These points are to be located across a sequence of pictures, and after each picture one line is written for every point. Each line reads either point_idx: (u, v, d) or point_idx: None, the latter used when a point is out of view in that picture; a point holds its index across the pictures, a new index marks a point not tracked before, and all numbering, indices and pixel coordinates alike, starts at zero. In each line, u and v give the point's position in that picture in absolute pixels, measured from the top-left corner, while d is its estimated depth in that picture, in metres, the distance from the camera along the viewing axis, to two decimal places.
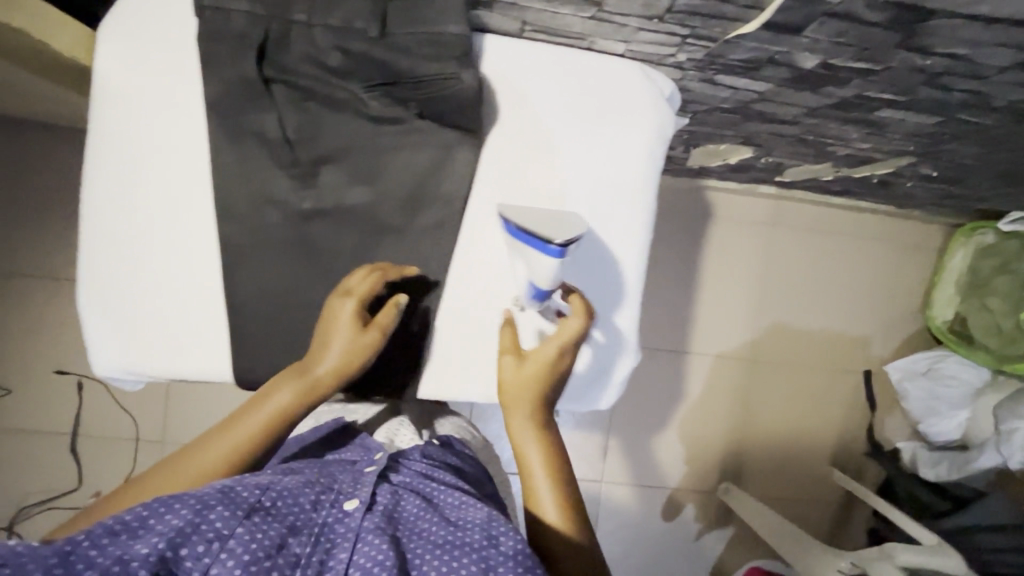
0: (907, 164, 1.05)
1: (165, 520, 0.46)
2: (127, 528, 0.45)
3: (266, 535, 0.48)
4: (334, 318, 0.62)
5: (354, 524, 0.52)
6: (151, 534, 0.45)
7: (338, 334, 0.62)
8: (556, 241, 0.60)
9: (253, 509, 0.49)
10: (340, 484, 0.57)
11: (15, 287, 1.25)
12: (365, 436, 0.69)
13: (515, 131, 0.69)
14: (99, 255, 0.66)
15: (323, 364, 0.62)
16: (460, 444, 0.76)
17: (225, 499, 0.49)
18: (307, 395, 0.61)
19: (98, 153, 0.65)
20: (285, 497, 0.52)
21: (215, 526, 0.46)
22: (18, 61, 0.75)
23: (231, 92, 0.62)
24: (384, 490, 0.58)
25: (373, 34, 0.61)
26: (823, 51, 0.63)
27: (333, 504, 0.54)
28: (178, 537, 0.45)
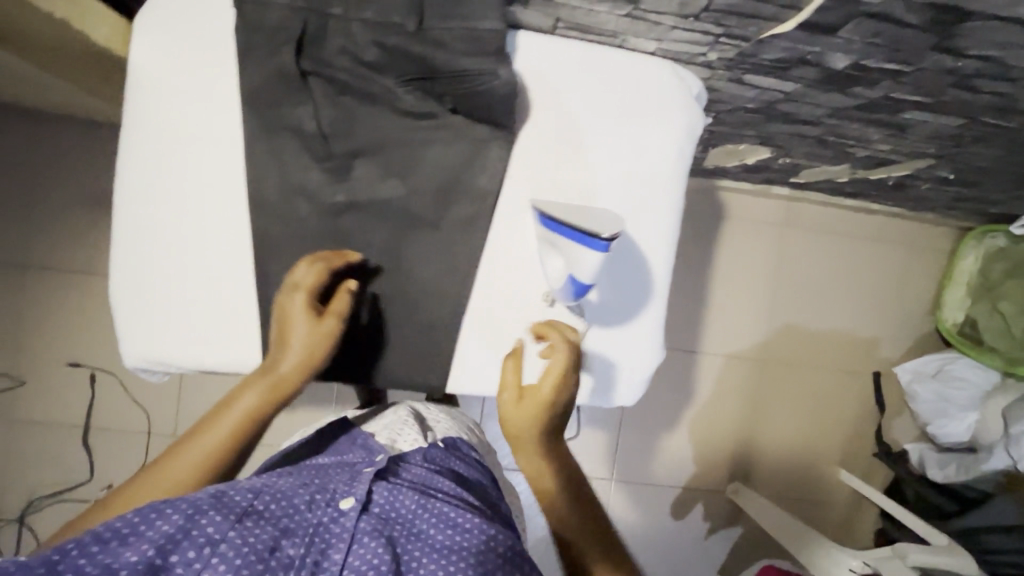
0: (924, 166, 1.05)
1: (156, 526, 0.47)
2: (117, 536, 0.46)
3: (258, 539, 0.49)
4: (288, 318, 0.63)
5: (349, 524, 0.53)
6: (140, 541, 0.46)
7: (296, 332, 0.62)
8: (604, 236, 0.61)
9: (245, 514, 0.51)
10: (336, 483, 0.58)
11: (31, 277, 1.24)
12: (368, 436, 0.70)
13: (548, 127, 0.70)
14: (132, 245, 0.67)
15: (284, 361, 0.62)
16: (465, 445, 0.76)
17: (217, 503, 0.50)
18: (271, 393, 0.62)
19: (133, 144, 0.66)
20: (278, 499, 0.54)
21: (206, 531, 0.48)
22: (49, 51, 0.75)
23: (271, 87, 0.64)
24: (382, 488, 0.59)
25: (410, 28, 0.61)
26: (856, 51, 0.64)
27: (329, 503, 0.55)
28: (168, 544, 0.47)
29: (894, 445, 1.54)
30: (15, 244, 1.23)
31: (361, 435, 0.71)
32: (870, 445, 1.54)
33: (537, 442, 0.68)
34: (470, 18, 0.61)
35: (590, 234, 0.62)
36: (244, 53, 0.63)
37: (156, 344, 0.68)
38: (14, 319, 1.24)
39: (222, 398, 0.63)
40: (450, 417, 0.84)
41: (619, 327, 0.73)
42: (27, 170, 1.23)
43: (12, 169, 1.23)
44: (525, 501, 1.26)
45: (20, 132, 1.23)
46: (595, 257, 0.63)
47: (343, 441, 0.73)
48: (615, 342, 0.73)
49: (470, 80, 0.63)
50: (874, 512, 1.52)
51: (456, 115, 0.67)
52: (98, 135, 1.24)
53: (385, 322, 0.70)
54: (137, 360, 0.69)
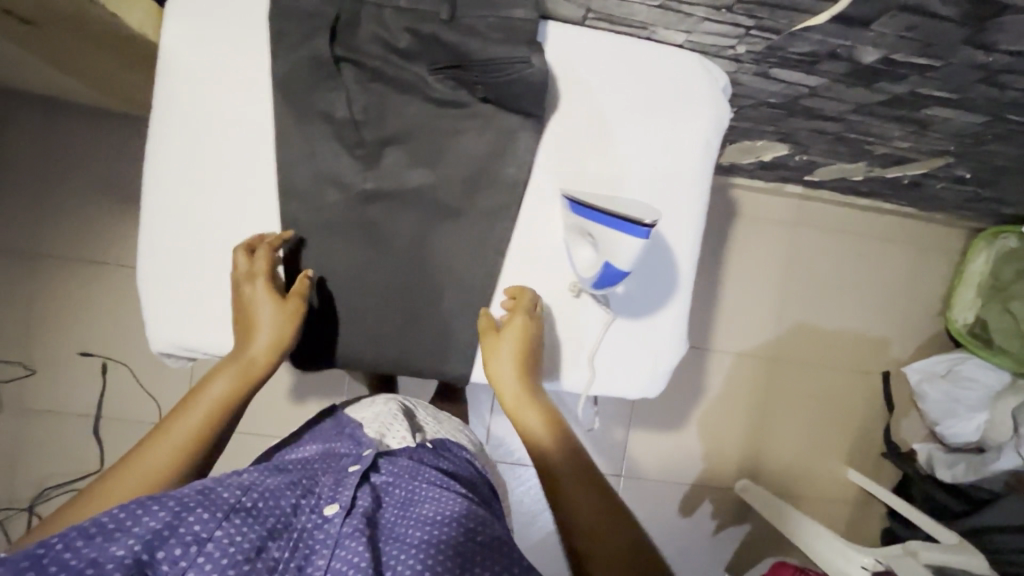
0: (941, 165, 1.06)
1: (143, 522, 0.49)
2: (102, 531, 0.47)
3: (245, 539, 0.51)
4: (252, 303, 0.64)
5: (334, 530, 0.55)
6: (126, 536, 0.48)
7: (264, 315, 0.64)
8: (649, 223, 0.60)
9: (233, 511, 0.52)
10: (322, 487, 0.60)
11: (43, 266, 1.22)
12: (356, 427, 0.71)
13: (576, 117, 0.70)
14: (162, 229, 0.67)
15: (252, 346, 0.64)
16: (455, 446, 0.76)
17: (205, 501, 0.52)
18: (242, 378, 0.64)
19: (165, 128, 0.66)
20: (267, 499, 0.55)
21: (193, 529, 0.50)
22: (73, 32, 0.74)
23: (304, 72, 0.64)
24: (365, 491, 0.60)
25: (444, 16, 0.62)
26: (887, 46, 0.64)
27: (313, 509, 0.57)
28: (155, 540, 0.48)
29: (902, 445, 1.53)
30: (27, 232, 1.21)
31: (349, 425, 0.73)
32: (879, 445, 1.54)
33: (519, 400, 0.67)
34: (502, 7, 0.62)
35: (626, 220, 0.61)
36: (277, 39, 0.64)
37: (184, 330, 0.68)
38: (24, 307, 1.22)
39: (188, 393, 0.64)
40: (443, 419, 0.84)
41: (646, 318, 0.73)
42: (41, 157, 1.21)
43: (25, 156, 1.21)
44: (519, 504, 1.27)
45: (34, 119, 1.21)
46: (628, 243, 0.62)
47: (328, 424, 0.75)
48: (638, 331, 0.73)
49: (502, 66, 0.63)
50: (882, 512, 1.52)
51: (486, 103, 0.67)
52: (114, 124, 1.23)
53: (412, 310, 0.70)
54: (160, 344, 0.68)
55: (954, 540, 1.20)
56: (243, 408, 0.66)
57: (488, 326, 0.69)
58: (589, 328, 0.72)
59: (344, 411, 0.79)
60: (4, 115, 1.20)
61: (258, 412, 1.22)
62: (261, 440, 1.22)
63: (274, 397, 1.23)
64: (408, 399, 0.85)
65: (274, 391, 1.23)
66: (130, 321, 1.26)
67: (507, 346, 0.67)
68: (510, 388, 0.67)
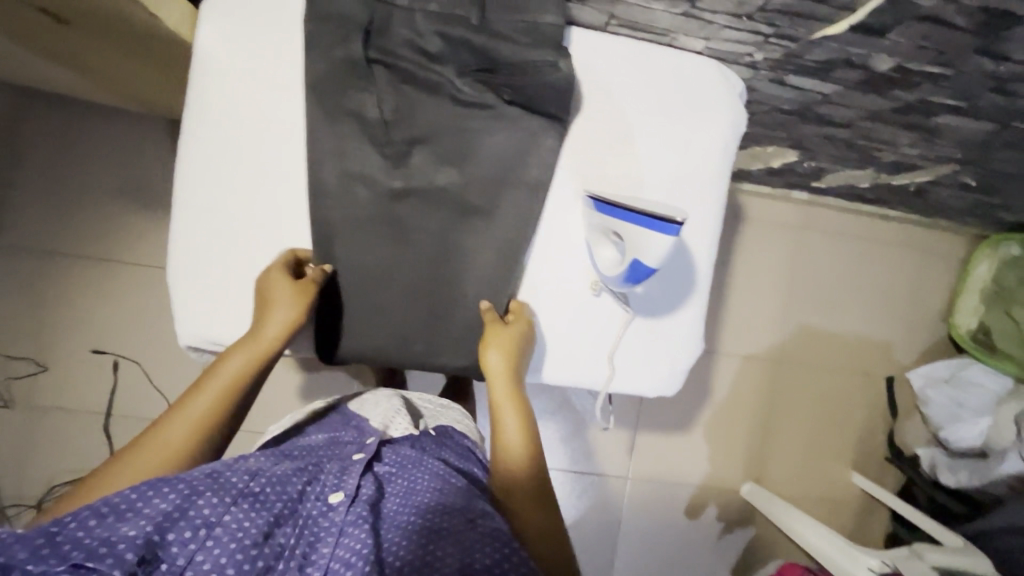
0: (948, 172, 1.08)
1: (153, 504, 0.50)
2: (115, 511, 0.49)
3: (253, 524, 0.52)
4: (271, 285, 0.66)
5: (338, 518, 0.55)
6: (138, 517, 0.49)
7: (281, 298, 0.66)
8: (679, 220, 0.61)
9: (240, 496, 0.53)
10: (327, 473, 0.60)
11: (60, 263, 1.23)
12: (362, 420, 0.72)
13: (600, 121, 0.71)
14: (194, 223, 0.68)
15: (267, 327, 0.65)
16: (458, 434, 0.76)
17: (214, 485, 0.53)
18: (255, 358, 0.65)
19: (199, 125, 0.67)
20: (274, 484, 0.56)
21: (202, 512, 0.51)
22: (106, 32, 0.76)
23: (338, 73, 0.66)
24: (369, 479, 0.61)
25: (473, 20, 0.66)
26: (901, 54, 0.66)
27: (318, 496, 0.57)
28: (165, 522, 0.49)
29: (906, 450, 1.55)
30: (46, 230, 1.22)
31: (355, 418, 0.73)
32: (883, 450, 1.55)
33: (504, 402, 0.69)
34: (529, 12, 0.66)
35: (659, 218, 0.62)
36: (311, 40, 0.66)
37: (215, 321, 0.69)
38: (40, 304, 1.23)
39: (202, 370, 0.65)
40: (442, 410, 0.83)
41: (664, 317, 0.74)
42: (62, 156, 1.22)
43: (46, 155, 1.22)
44: None
45: (55, 118, 1.22)
46: (657, 239, 0.63)
47: (335, 417, 0.75)
48: (654, 330, 0.75)
49: (531, 68, 0.67)
50: (887, 516, 1.53)
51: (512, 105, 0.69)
52: (132, 123, 1.24)
53: (436, 305, 0.72)
54: (189, 335, 0.69)
55: (959, 543, 1.21)
56: (258, 386, 0.67)
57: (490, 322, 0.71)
58: (609, 325, 0.74)
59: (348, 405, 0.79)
60: (26, 115, 1.21)
61: (270, 410, 1.23)
62: None
63: (285, 396, 1.23)
64: (405, 393, 0.85)
65: (286, 390, 1.24)
66: (143, 319, 1.26)
67: (508, 344, 0.69)
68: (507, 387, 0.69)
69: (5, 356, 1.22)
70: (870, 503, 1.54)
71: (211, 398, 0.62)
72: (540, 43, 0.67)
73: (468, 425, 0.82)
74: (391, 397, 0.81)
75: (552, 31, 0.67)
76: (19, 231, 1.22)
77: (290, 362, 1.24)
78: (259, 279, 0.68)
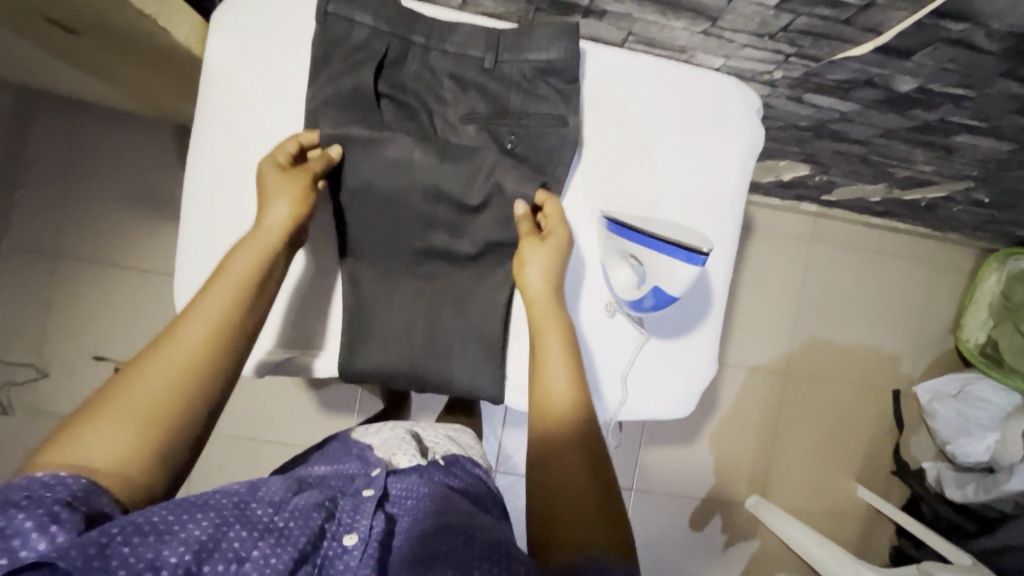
0: (963, 189, 1.07)
1: (187, 530, 0.47)
2: (154, 531, 0.45)
3: (279, 560, 0.49)
4: (264, 179, 0.63)
5: (353, 563, 0.52)
6: (175, 542, 0.45)
7: (279, 190, 0.62)
8: (706, 250, 0.61)
9: (268, 531, 0.50)
10: (342, 511, 0.57)
11: (62, 267, 1.21)
12: (365, 449, 0.70)
13: (613, 140, 0.71)
14: (195, 238, 0.68)
15: (265, 226, 0.62)
16: (468, 463, 0.74)
17: (242, 519, 0.50)
18: (255, 260, 0.60)
19: (210, 144, 0.68)
20: (298, 518, 0.53)
21: (233, 546, 0.48)
22: (116, 42, 0.75)
23: (350, 93, 0.66)
24: (380, 517, 0.58)
25: (487, 64, 0.67)
26: (925, 75, 0.65)
27: (334, 536, 0.54)
28: (201, 553, 0.46)
29: (912, 463, 1.54)
30: (48, 234, 1.21)
31: (358, 446, 0.71)
32: (890, 463, 1.53)
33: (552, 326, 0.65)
34: (542, 50, 0.67)
35: (677, 245, 0.62)
36: (320, 65, 0.66)
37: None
38: (41, 309, 1.21)
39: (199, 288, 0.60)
40: (453, 435, 0.82)
41: (676, 338, 0.73)
42: (64, 160, 1.21)
43: (51, 160, 1.20)
44: (514, 517, 1.27)
45: (58, 122, 1.20)
46: (678, 266, 0.63)
47: (334, 448, 0.73)
48: (670, 349, 0.73)
49: (538, 119, 0.68)
50: (892, 529, 1.52)
51: (515, 154, 0.69)
52: (137, 128, 1.22)
53: (438, 320, 0.70)
54: None
55: (969, 561, 1.20)
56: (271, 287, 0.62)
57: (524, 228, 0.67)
58: (623, 345, 0.72)
59: (349, 435, 0.77)
60: (26, 116, 1.19)
61: (276, 418, 1.23)
62: (279, 447, 1.23)
63: (291, 405, 1.23)
64: (412, 424, 0.83)
65: (292, 400, 1.23)
66: (146, 326, 1.25)
67: (548, 257, 0.66)
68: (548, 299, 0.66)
69: (7, 362, 1.21)
70: (876, 517, 1.52)
71: (220, 298, 0.58)
72: (554, 77, 0.68)
73: (475, 450, 0.81)
74: (395, 426, 0.79)
75: (563, 65, 0.67)
76: (22, 234, 1.20)
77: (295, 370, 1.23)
78: (265, 166, 0.64)
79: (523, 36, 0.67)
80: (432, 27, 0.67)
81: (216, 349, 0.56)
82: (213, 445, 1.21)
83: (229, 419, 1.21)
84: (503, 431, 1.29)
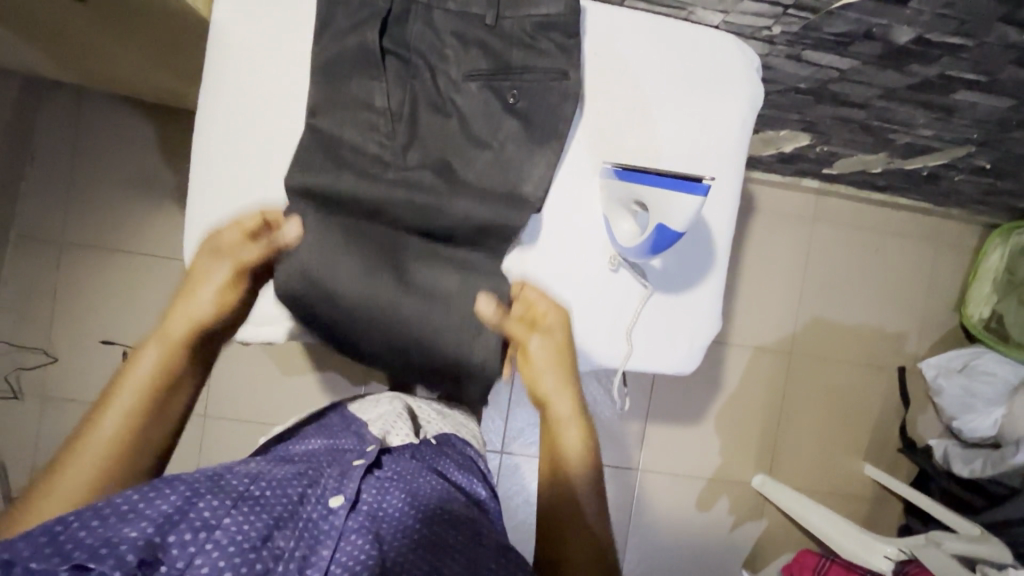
0: (963, 155, 1.07)
1: (155, 505, 0.50)
2: (116, 512, 0.49)
3: (252, 527, 0.52)
4: (202, 267, 0.65)
5: (338, 522, 0.56)
6: (139, 519, 0.49)
7: (203, 278, 0.64)
8: (706, 178, 0.60)
9: (240, 500, 0.54)
10: (327, 478, 0.61)
11: (72, 253, 1.23)
12: (362, 425, 0.71)
13: (616, 96, 0.72)
14: (204, 200, 0.69)
15: (188, 309, 0.65)
16: (460, 442, 0.75)
17: (213, 489, 0.54)
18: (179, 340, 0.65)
19: (216, 105, 0.68)
20: (274, 488, 0.57)
21: (203, 515, 0.51)
22: (124, 15, 0.76)
23: (353, 52, 0.67)
24: (370, 484, 0.61)
25: (489, 21, 0.69)
26: (923, 24, 0.67)
27: (319, 500, 0.58)
28: (165, 524, 0.49)
29: (918, 441, 1.53)
30: (57, 219, 1.22)
31: (356, 422, 0.72)
32: (896, 442, 1.53)
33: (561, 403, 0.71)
34: (543, 5, 0.68)
35: (676, 175, 0.61)
36: (326, 22, 0.67)
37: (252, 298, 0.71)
38: (51, 296, 1.22)
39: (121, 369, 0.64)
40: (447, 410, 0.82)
41: (681, 292, 0.74)
42: (73, 147, 1.22)
43: (59, 147, 1.22)
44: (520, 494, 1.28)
45: (67, 109, 1.22)
46: (681, 199, 0.61)
47: (334, 421, 0.74)
48: (673, 302, 0.74)
49: (539, 74, 0.69)
50: (900, 507, 1.52)
51: (516, 110, 0.69)
52: (145, 112, 1.24)
53: None
54: None
55: (978, 531, 1.20)
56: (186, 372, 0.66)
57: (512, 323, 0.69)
58: (626, 301, 0.73)
59: (348, 408, 0.77)
60: (36, 104, 1.20)
61: (283, 400, 1.23)
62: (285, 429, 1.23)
63: (296, 385, 1.24)
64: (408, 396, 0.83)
65: (298, 380, 1.24)
66: (154, 310, 1.26)
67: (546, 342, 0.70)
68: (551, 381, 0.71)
69: (16, 347, 1.21)
70: (883, 496, 1.52)
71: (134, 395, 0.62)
72: (556, 32, 0.69)
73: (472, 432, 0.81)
74: (391, 399, 0.79)
75: (564, 20, 0.68)
76: (30, 221, 1.21)
77: (300, 352, 1.23)
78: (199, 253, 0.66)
79: None
80: None
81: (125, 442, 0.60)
82: (219, 428, 1.22)
83: (236, 402, 1.22)
84: (507, 411, 1.29)
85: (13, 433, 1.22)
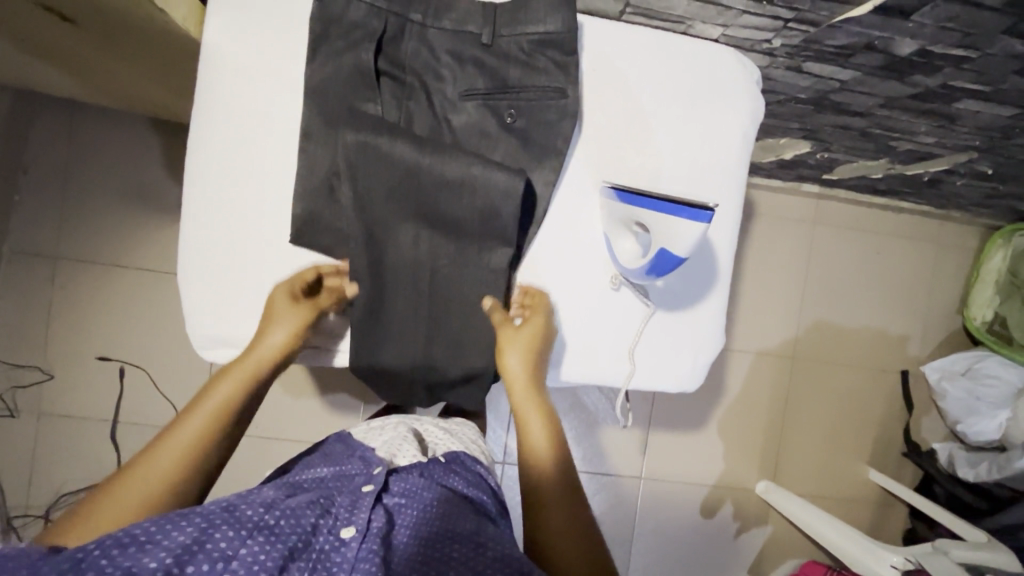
0: (965, 161, 1.06)
1: (172, 536, 0.48)
2: (135, 542, 0.47)
3: (269, 556, 0.49)
4: (274, 302, 0.66)
5: (350, 553, 0.52)
6: (158, 549, 0.46)
7: (278, 315, 0.66)
8: (711, 206, 0.59)
9: (257, 528, 0.51)
10: (338, 507, 0.57)
11: (66, 269, 1.21)
12: (367, 450, 0.68)
13: (614, 113, 0.71)
14: (198, 225, 0.68)
15: (261, 344, 0.65)
16: (471, 460, 0.72)
17: (229, 519, 0.51)
18: (248, 375, 0.64)
19: (208, 126, 0.67)
20: (289, 516, 0.53)
21: (220, 546, 0.48)
22: (112, 33, 0.74)
23: (347, 72, 0.66)
24: (379, 513, 0.57)
25: (485, 39, 0.68)
26: (926, 36, 0.66)
27: (330, 530, 0.54)
28: (184, 554, 0.47)
29: (922, 445, 1.52)
30: (51, 235, 1.21)
31: (360, 447, 0.70)
32: (900, 445, 1.52)
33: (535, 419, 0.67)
34: (540, 22, 0.67)
35: (678, 202, 0.60)
36: (319, 41, 0.66)
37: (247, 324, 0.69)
38: (46, 312, 1.21)
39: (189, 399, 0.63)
40: (454, 429, 0.80)
41: (686, 309, 0.73)
42: (66, 162, 1.21)
43: (53, 161, 1.20)
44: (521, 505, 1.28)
45: (59, 124, 1.20)
46: (684, 225, 0.60)
47: (337, 447, 0.71)
48: (676, 321, 0.73)
49: (537, 92, 0.68)
50: (904, 510, 1.51)
51: (515, 129, 0.69)
52: (137, 127, 1.22)
53: (438, 301, 0.69)
54: (205, 338, 0.69)
55: (983, 539, 1.19)
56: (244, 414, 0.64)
57: (498, 316, 0.69)
58: (630, 321, 0.72)
59: (351, 434, 0.75)
60: (29, 119, 1.19)
61: (282, 415, 1.22)
62: (285, 443, 1.22)
63: (295, 400, 1.23)
64: (412, 420, 0.80)
65: (298, 394, 1.22)
66: (151, 325, 1.24)
67: (525, 341, 0.67)
68: (528, 390, 0.67)
69: (13, 364, 1.20)
70: (887, 501, 1.51)
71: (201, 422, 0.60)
72: (553, 49, 0.68)
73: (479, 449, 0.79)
74: (397, 425, 0.77)
75: (562, 37, 0.67)
76: (24, 238, 1.20)
77: (297, 365, 1.21)
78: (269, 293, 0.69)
79: (521, 10, 0.67)
80: (429, 4, 0.68)
81: (182, 476, 0.58)
82: None
83: None
84: (506, 421, 1.27)
85: (12, 451, 1.21)
